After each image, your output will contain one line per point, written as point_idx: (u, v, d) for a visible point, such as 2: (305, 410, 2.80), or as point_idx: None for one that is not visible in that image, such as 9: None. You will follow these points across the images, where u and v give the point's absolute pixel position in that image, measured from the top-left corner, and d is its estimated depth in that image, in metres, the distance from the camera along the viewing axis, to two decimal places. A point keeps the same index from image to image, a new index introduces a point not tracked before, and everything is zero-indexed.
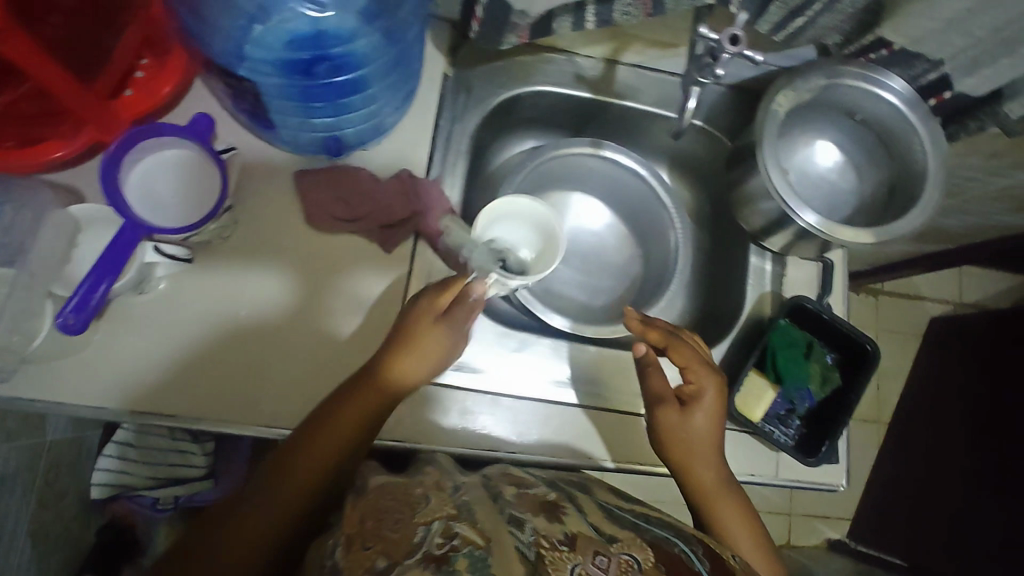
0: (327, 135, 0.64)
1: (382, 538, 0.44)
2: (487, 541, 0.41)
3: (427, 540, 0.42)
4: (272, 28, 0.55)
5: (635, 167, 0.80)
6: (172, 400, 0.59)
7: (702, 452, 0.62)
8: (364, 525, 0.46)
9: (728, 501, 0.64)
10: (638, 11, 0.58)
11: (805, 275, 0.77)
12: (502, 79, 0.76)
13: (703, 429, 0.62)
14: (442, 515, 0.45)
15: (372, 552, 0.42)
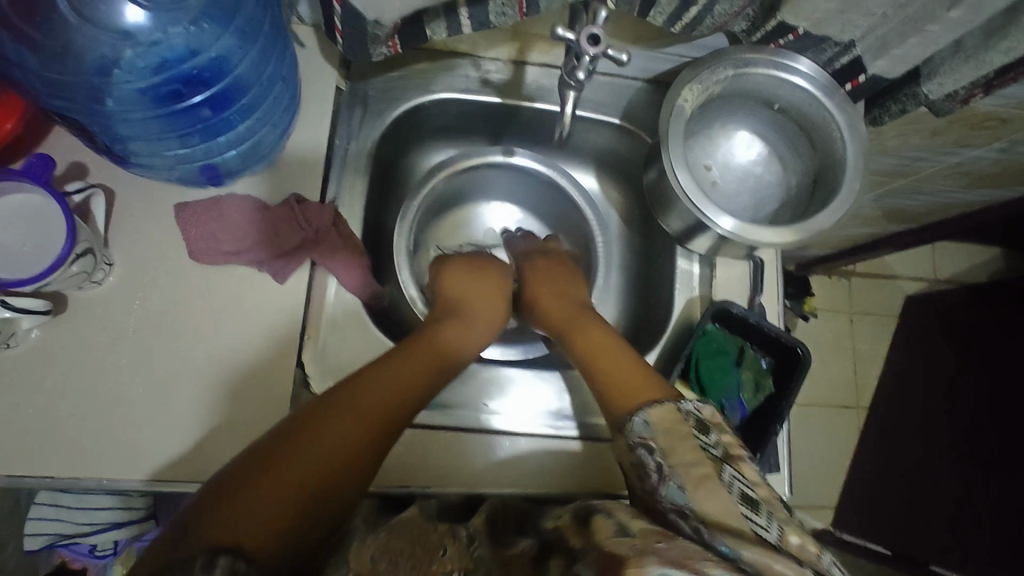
0: (205, 169, 0.59)
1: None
2: None
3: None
4: (143, 52, 0.52)
5: (549, 173, 0.76)
6: (81, 454, 0.57)
7: (578, 326, 0.66)
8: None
9: (613, 358, 0.60)
10: (513, 11, 0.54)
11: (737, 275, 0.73)
12: (401, 90, 0.72)
13: (560, 312, 0.68)
14: (456, 567, 0.47)
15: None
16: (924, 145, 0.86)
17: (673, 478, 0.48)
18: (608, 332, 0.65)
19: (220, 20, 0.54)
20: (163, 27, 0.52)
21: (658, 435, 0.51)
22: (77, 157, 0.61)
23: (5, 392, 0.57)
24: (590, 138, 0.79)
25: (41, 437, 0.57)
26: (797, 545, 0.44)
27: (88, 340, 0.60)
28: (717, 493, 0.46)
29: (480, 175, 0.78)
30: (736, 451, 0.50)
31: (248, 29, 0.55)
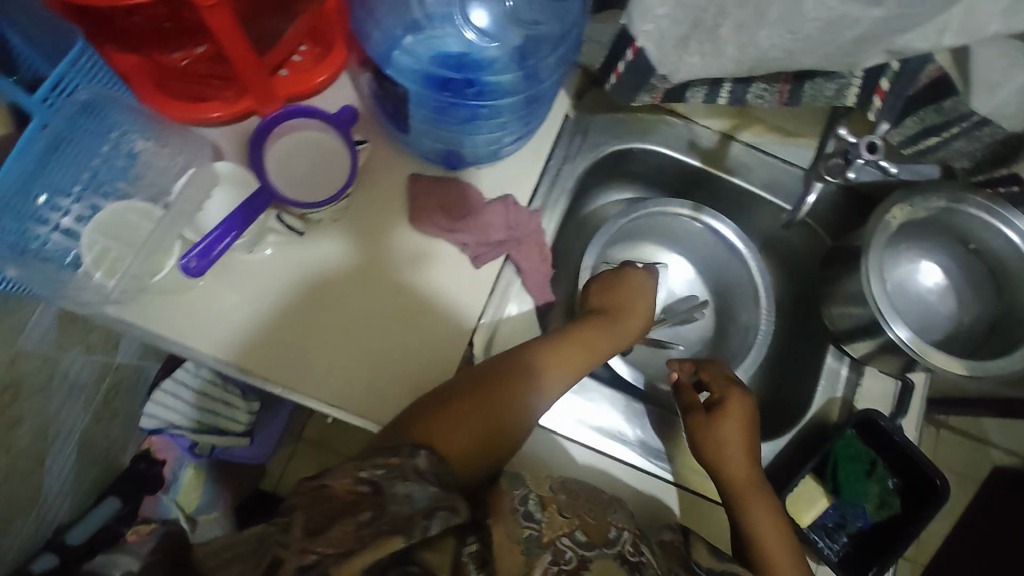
0: (447, 149, 0.68)
1: (581, 516, 0.51)
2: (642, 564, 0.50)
3: (622, 542, 0.50)
4: (424, 42, 0.61)
5: (731, 239, 0.81)
6: (204, 327, 0.62)
7: (753, 496, 0.62)
8: (560, 495, 0.52)
9: (758, 498, 0.62)
10: (772, 97, 0.60)
11: (881, 390, 0.75)
12: (619, 131, 0.78)
13: (733, 457, 0.63)
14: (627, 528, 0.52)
15: (571, 523, 0.49)
16: None
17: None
18: (732, 416, 0.65)
19: (499, 34, 0.63)
20: (447, 28, 0.62)
21: None
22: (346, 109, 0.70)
23: (222, 282, 0.63)
24: (769, 221, 0.83)
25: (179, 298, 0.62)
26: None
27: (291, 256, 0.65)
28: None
29: (662, 222, 0.83)
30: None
31: (533, 76, 0.65)
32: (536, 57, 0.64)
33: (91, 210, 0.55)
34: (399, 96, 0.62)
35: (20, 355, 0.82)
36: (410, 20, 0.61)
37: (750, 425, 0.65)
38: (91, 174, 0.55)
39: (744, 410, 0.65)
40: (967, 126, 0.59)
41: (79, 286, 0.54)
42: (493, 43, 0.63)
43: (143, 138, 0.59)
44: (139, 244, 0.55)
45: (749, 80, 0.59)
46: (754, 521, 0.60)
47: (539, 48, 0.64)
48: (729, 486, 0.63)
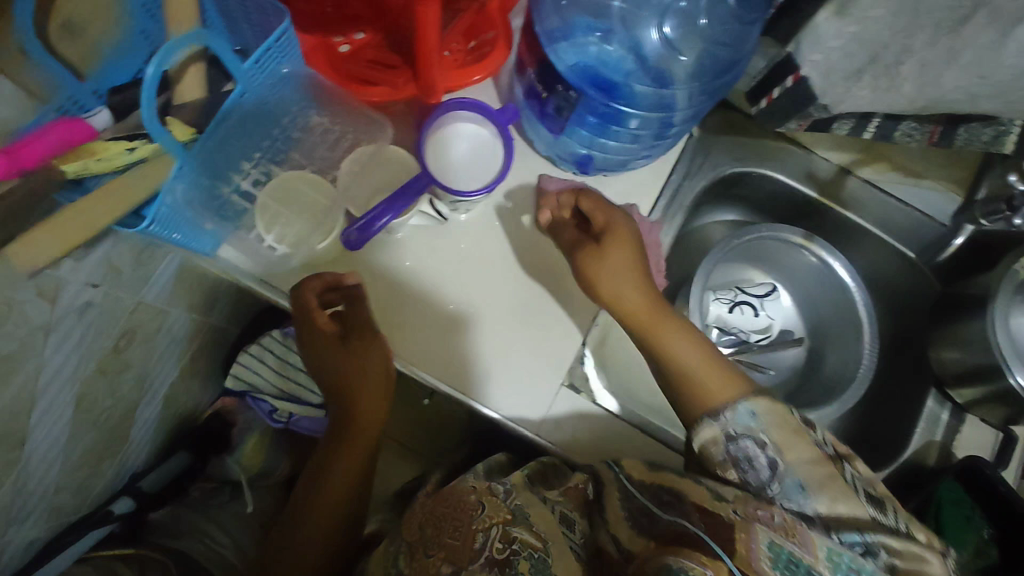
0: (584, 154, 0.70)
1: (444, 545, 0.56)
2: (543, 541, 0.55)
3: (488, 548, 0.55)
4: (581, 47, 0.65)
5: (841, 272, 0.81)
6: (313, 285, 0.64)
7: (657, 320, 0.61)
8: (425, 532, 0.58)
9: (680, 333, 0.61)
10: (921, 137, 0.61)
11: (981, 439, 0.74)
12: (740, 154, 0.80)
13: (627, 296, 0.62)
14: (495, 520, 0.57)
15: (436, 560, 0.56)
16: None
17: (790, 476, 0.53)
18: (620, 245, 0.62)
19: (646, 53, 0.67)
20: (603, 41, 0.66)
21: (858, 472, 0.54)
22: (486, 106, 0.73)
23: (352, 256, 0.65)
24: (876, 257, 0.83)
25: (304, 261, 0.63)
26: (928, 540, 0.50)
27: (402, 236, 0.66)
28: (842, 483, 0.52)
29: (770, 247, 0.84)
30: (844, 448, 0.56)
31: (668, 100, 0.66)
32: (673, 83, 0.66)
33: (267, 176, 0.61)
34: (571, 99, 0.63)
35: (140, 304, 0.86)
36: (565, 27, 0.65)
37: (633, 248, 0.62)
38: (269, 143, 0.61)
39: (625, 234, 0.63)
40: None
41: (254, 247, 0.61)
42: (636, 62, 0.66)
43: (320, 115, 0.64)
44: (303, 210, 0.61)
45: (901, 118, 0.60)
46: (664, 345, 0.61)
47: (680, 75, 0.67)
48: (621, 313, 0.62)
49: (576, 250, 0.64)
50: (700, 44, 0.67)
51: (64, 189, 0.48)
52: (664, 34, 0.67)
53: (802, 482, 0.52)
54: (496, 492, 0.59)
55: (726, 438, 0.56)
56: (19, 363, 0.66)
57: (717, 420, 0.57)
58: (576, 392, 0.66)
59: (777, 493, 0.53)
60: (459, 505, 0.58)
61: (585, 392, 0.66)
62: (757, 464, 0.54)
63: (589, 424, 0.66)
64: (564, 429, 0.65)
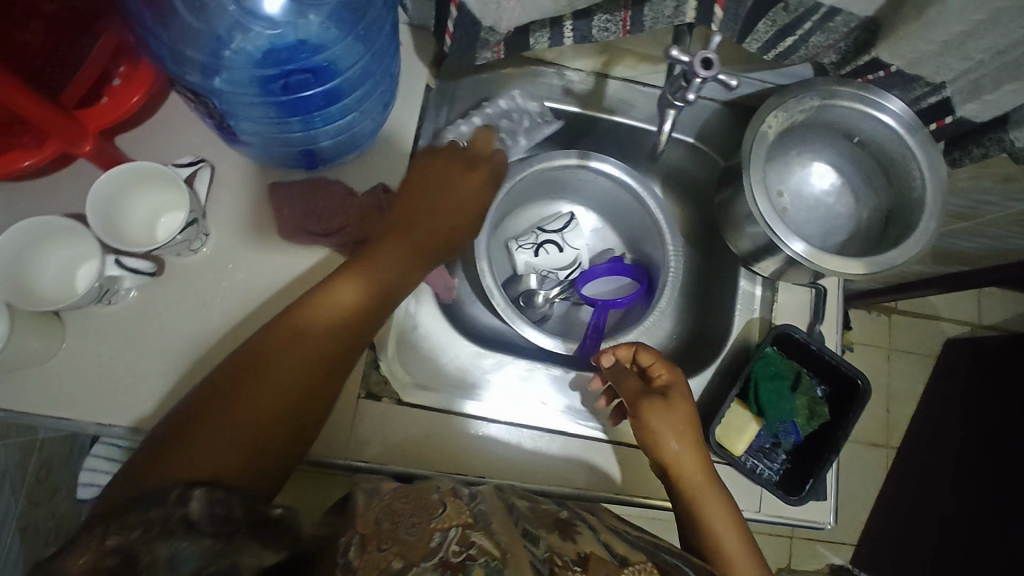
0: (303, 148, 0.64)
1: (398, 540, 0.42)
2: (502, 553, 0.42)
3: (445, 546, 0.41)
4: (247, 40, 0.58)
5: (624, 178, 0.78)
6: (195, 409, 0.59)
7: (706, 494, 0.58)
8: (380, 524, 0.44)
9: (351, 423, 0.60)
10: (616, 28, 0.56)
11: (799, 302, 0.74)
12: (487, 93, 0.74)
13: (688, 470, 0.58)
14: (456, 523, 0.44)
15: (387, 555, 0.41)
16: (993, 188, 0.85)
17: None
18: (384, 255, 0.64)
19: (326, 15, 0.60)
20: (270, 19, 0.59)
21: None
22: (186, 132, 0.65)
23: (78, 341, 0.60)
24: (662, 152, 0.80)
25: (177, 383, 0.60)
26: None
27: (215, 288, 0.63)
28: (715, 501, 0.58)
29: (553, 179, 0.80)
30: None
31: (369, 48, 0.61)
32: (365, 28, 0.60)
33: None
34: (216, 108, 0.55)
35: None
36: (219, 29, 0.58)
37: (686, 420, 0.60)
38: None
39: (687, 396, 0.62)
40: (818, 19, 0.57)
41: None
42: (322, 28, 0.60)
43: None
44: None
45: (587, 13, 0.55)
46: (706, 506, 0.58)
47: (369, 21, 0.60)
48: (663, 461, 0.59)
49: (641, 398, 0.61)
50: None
51: None
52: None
53: None
54: (459, 496, 0.49)
55: None
56: None
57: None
58: (376, 398, 0.64)
59: None
60: (422, 504, 0.47)
61: (385, 396, 0.65)
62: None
63: (434, 432, 0.64)
64: (374, 437, 0.62)
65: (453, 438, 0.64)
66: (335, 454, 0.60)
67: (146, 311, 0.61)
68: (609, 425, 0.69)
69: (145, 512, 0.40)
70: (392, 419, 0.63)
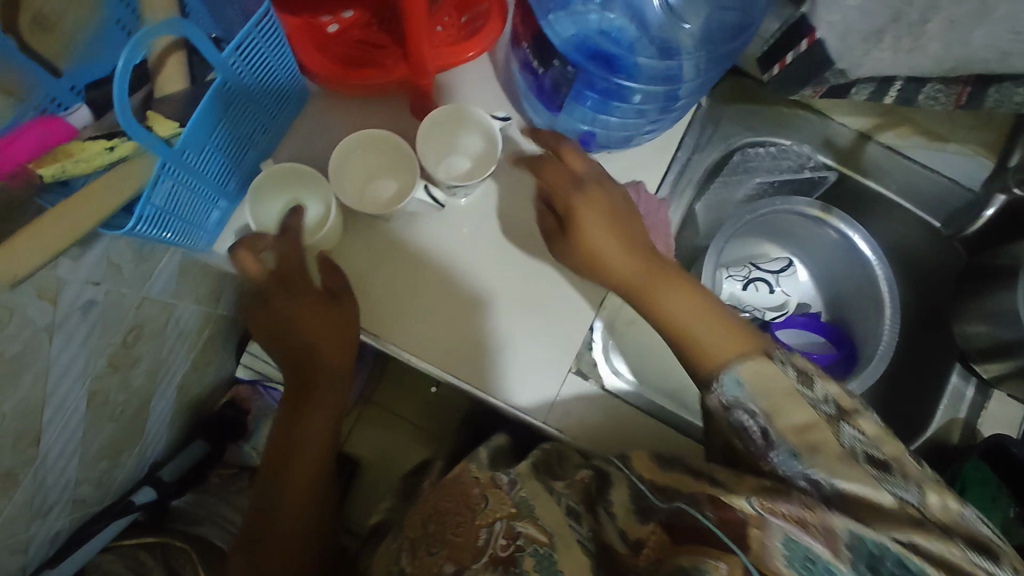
0: (586, 129, 0.67)
1: (446, 543, 0.57)
2: (549, 538, 0.54)
3: (491, 546, 0.55)
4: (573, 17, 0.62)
5: (863, 247, 0.77)
6: (400, 323, 0.66)
7: (676, 351, 0.58)
8: (426, 528, 0.60)
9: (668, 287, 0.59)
10: (947, 99, 0.57)
11: (1010, 416, 0.71)
12: (751, 123, 0.76)
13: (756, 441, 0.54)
14: (502, 515, 0.57)
15: (441, 555, 0.56)
16: None
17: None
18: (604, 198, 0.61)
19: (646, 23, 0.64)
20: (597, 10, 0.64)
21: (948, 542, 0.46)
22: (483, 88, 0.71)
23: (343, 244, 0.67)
24: (897, 227, 0.79)
25: (392, 296, 0.67)
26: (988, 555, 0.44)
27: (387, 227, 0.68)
28: (790, 395, 0.50)
29: (784, 222, 0.81)
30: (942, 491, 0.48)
31: (675, 72, 0.64)
32: (682, 52, 0.64)
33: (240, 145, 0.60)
34: (568, 76, 0.60)
35: (146, 301, 0.86)
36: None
37: (700, 298, 0.59)
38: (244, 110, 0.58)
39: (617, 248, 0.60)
40: None
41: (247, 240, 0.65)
42: (638, 33, 0.64)
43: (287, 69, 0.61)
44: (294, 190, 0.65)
45: (926, 79, 0.56)
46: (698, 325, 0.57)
47: (689, 44, 0.64)
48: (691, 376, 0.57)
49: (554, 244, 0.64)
50: (705, 9, 0.64)
51: (49, 192, 0.47)
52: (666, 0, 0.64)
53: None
54: (498, 486, 0.61)
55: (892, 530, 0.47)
56: (28, 362, 0.67)
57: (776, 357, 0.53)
58: (584, 377, 0.66)
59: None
60: (465, 501, 0.60)
61: (592, 378, 0.66)
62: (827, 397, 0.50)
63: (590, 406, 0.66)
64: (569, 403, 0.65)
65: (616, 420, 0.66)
66: (532, 411, 0.65)
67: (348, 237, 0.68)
68: None
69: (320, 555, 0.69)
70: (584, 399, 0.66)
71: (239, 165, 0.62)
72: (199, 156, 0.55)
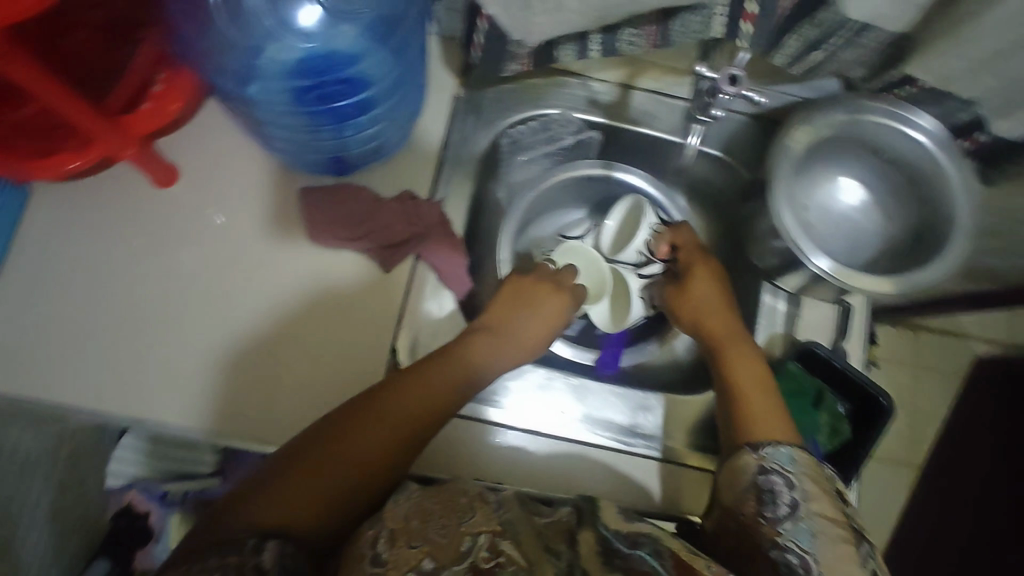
0: (331, 156, 0.66)
1: (429, 539, 0.45)
2: (531, 563, 0.45)
3: (474, 551, 0.44)
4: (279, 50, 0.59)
5: (641, 184, 0.79)
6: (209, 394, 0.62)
7: (732, 345, 0.65)
8: (411, 522, 0.47)
9: (725, 317, 0.68)
10: (644, 42, 0.57)
11: (822, 317, 0.74)
12: (512, 102, 0.75)
13: (744, 384, 0.62)
14: (487, 528, 0.47)
15: (420, 553, 0.44)
16: None
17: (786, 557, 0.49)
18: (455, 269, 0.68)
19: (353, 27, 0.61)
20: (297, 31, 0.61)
21: (799, 471, 0.53)
22: (226, 136, 0.68)
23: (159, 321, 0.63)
24: (686, 166, 0.80)
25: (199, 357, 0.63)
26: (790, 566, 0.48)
27: (291, 337, 0.64)
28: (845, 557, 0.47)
29: (578, 190, 0.81)
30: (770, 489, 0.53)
31: (403, 44, 0.62)
32: (394, 27, 0.61)
33: None
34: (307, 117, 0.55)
35: None
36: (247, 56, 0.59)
37: (537, 326, 0.67)
38: None
39: (705, 283, 0.71)
40: (847, 34, 0.56)
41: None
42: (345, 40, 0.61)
43: None
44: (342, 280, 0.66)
45: (616, 28, 0.55)
46: (737, 364, 0.64)
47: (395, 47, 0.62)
48: (715, 339, 0.67)
49: (664, 292, 0.73)
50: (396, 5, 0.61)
51: None
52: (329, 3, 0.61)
53: (811, 540, 0.48)
54: (486, 501, 0.51)
55: (756, 471, 0.54)
56: None
57: (758, 454, 0.55)
58: None
59: (783, 542, 0.49)
60: (451, 504, 0.49)
61: None
62: (780, 501, 0.52)
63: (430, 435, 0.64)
64: (449, 441, 0.65)
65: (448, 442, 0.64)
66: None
67: (247, 411, 0.62)
68: (632, 437, 0.69)
69: (225, 554, 0.42)
70: None
71: None
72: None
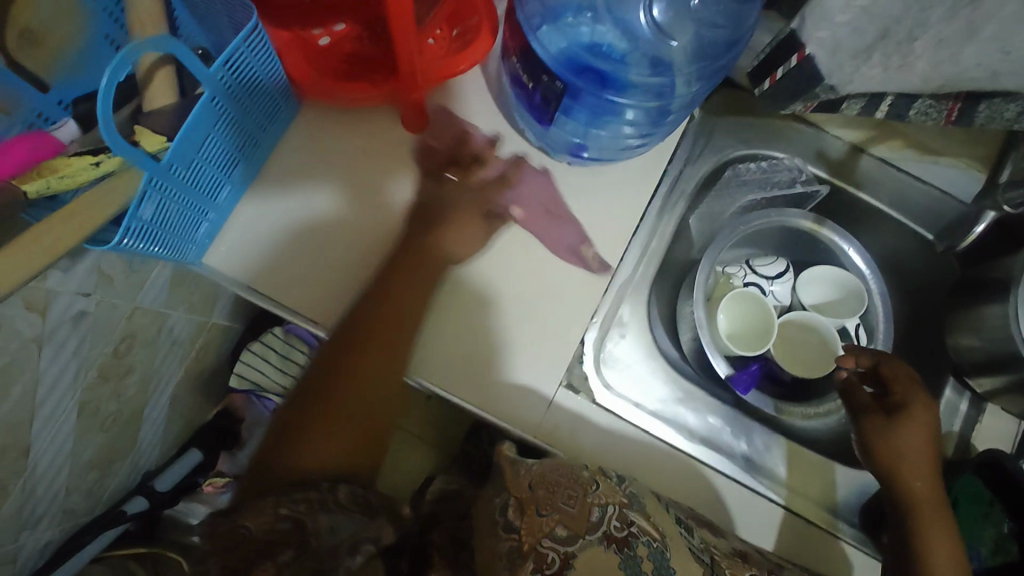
0: (575, 142, 0.67)
1: (560, 509, 0.55)
2: (661, 534, 0.55)
3: (606, 523, 0.55)
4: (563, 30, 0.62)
5: (855, 259, 0.77)
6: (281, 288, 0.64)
7: (932, 511, 0.62)
8: (538, 491, 0.57)
9: (914, 441, 0.64)
10: (940, 115, 0.57)
11: (1004, 429, 0.71)
12: (743, 134, 0.76)
13: (936, 542, 0.60)
14: (613, 500, 0.56)
15: (552, 520, 0.55)
16: None
17: None
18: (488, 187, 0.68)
19: (640, 31, 0.64)
20: (585, 20, 0.63)
21: None
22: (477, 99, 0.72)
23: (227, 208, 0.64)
24: (891, 240, 0.79)
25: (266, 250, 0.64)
26: None
27: (345, 246, 0.65)
28: None
29: (779, 235, 0.80)
30: None
31: (666, 88, 0.63)
32: (672, 69, 0.63)
33: (219, 154, 0.58)
34: (557, 91, 0.57)
35: (137, 311, 0.86)
36: (546, 11, 0.62)
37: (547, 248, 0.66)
38: (230, 116, 0.56)
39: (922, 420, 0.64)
40: None
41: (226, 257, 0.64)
42: (628, 42, 0.63)
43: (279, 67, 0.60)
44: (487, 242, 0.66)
45: (916, 95, 0.56)
46: (931, 531, 0.61)
47: (679, 59, 0.63)
48: (910, 497, 0.62)
49: (860, 418, 0.67)
50: (693, 26, 0.63)
51: (36, 208, 0.47)
52: (655, 15, 0.63)
53: None
54: (608, 474, 0.59)
55: None
56: (16, 377, 0.67)
57: None
58: (574, 391, 0.65)
59: None
60: (574, 478, 0.58)
61: (582, 392, 0.65)
62: None
63: (572, 416, 0.65)
64: (606, 441, 0.65)
65: (593, 433, 0.65)
66: (517, 425, 0.63)
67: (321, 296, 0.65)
68: (788, 492, 0.68)
69: (303, 492, 0.59)
70: (562, 418, 0.64)
71: (230, 175, 0.62)
72: (189, 170, 0.55)
